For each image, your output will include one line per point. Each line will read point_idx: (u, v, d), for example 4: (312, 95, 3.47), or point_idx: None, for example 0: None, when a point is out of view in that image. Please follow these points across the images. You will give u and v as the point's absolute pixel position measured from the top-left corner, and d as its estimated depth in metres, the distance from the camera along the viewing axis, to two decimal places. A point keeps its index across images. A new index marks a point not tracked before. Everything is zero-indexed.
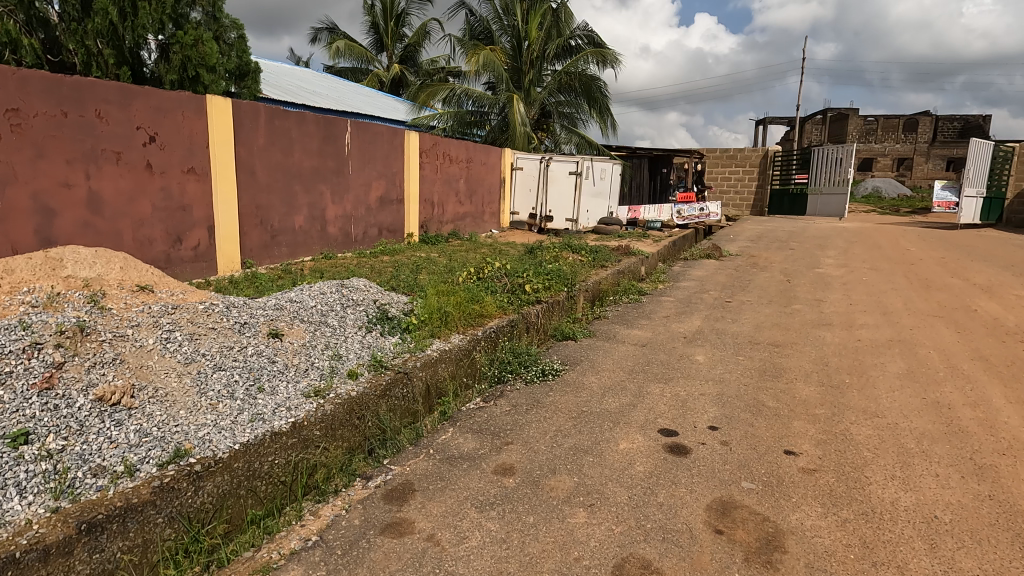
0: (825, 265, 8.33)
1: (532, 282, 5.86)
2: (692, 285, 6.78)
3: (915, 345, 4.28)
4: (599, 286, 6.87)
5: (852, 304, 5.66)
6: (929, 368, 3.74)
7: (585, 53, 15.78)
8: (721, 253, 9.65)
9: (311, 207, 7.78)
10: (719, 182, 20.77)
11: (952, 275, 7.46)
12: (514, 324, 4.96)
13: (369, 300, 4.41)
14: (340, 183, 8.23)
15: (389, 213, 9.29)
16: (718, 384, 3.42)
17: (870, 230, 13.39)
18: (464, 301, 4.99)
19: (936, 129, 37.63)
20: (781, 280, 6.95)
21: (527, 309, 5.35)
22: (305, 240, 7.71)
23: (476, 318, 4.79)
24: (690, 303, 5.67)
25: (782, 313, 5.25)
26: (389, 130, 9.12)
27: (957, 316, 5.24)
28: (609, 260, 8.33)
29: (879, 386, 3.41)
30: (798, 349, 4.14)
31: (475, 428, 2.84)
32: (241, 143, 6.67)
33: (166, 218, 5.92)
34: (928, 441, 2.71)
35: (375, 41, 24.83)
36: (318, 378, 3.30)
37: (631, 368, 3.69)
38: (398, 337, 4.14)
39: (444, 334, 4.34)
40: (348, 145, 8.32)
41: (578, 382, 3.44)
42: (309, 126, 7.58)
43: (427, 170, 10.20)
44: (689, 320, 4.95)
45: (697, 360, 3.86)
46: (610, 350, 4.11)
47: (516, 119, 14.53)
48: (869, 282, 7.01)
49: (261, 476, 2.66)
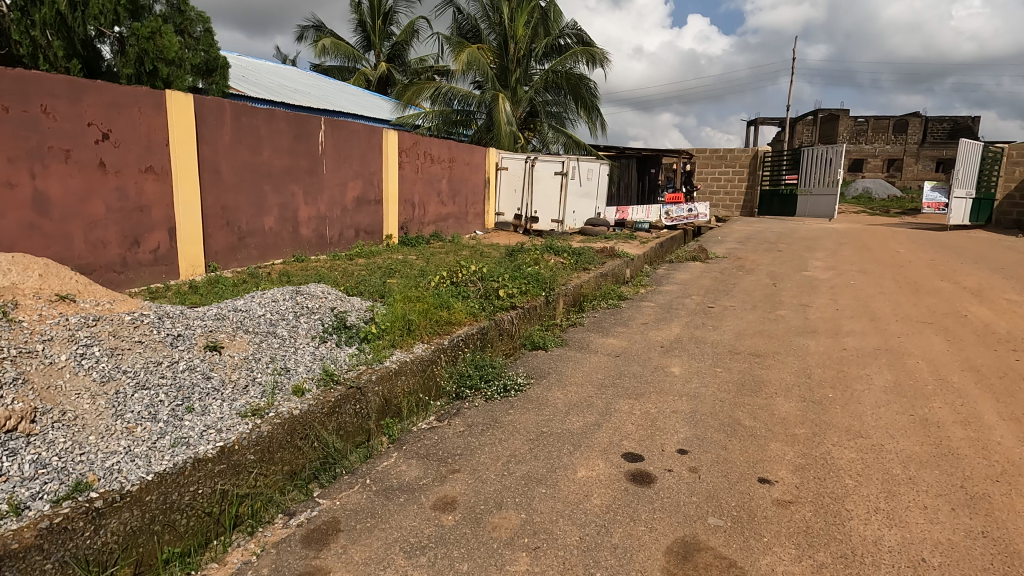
0: (813, 267, 8.14)
1: (507, 287, 5.61)
2: (675, 289, 6.56)
3: (904, 354, 4.06)
4: (579, 290, 6.64)
5: (838, 309, 5.45)
6: (917, 381, 3.52)
7: (574, 51, 15.53)
8: (707, 255, 9.44)
9: (282, 208, 7.49)
10: (709, 182, 20.64)
11: (942, 278, 7.28)
12: (484, 332, 4.72)
13: (326, 308, 4.14)
14: (313, 183, 7.94)
15: (366, 214, 9.01)
16: (692, 400, 3.18)
17: (860, 231, 13.25)
18: (432, 308, 4.74)
19: (926, 129, 37.74)
20: (766, 284, 6.74)
21: (499, 316, 5.09)
22: (275, 242, 7.42)
23: (443, 326, 4.54)
24: (671, 309, 5.45)
25: (766, 319, 5.03)
26: (366, 128, 8.83)
27: (947, 322, 5.04)
28: (592, 263, 8.10)
29: (865, 402, 3.18)
30: (780, 359, 3.92)
31: (421, 453, 2.58)
32: (204, 140, 6.38)
33: (121, 220, 5.62)
34: (916, 466, 2.48)
35: (363, 40, 24.52)
36: (258, 395, 3.03)
37: (601, 381, 3.44)
38: (355, 348, 3.88)
39: (406, 344, 4.08)
40: (322, 144, 8.04)
41: (542, 397, 3.20)
42: (279, 124, 7.30)
43: (408, 170, 9.93)
44: (667, 327, 4.73)
45: (672, 372, 3.62)
46: (582, 361, 3.87)
47: (501, 119, 14.23)
48: (857, 285, 6.81)
49: (182, 508, 2.40)
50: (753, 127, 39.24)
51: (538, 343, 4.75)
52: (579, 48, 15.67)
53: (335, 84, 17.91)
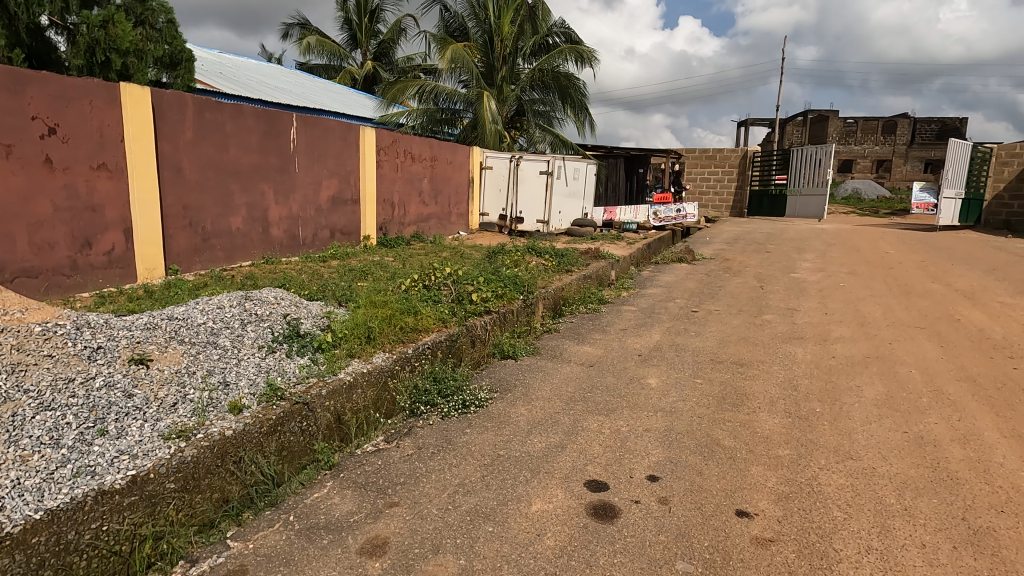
0: (801, 269, 7.92)
1: (481, 290, 5.33)
2: (659, 292, 6.30)
3: (897, 363, 3.81)
4: (560, 293, 6.39)
5: (827, 314, 5.20)
6: (911, 393, 3.27)
7: (561, 49, 15.28)
8: (694, 256, 9.19)
9: (250, 208, 7.16)
10: (699, 183, 20.46)
11: (933, 280, 7.08)
12: (454, 339, 4.44)
13: (277, 314, 3.83)
14: (284, 182, 7.62)
15: (342, 214, 8.69)
16: (668, 417, 2.90)
17: (849, 232, 13.08)
18: (396, 314, 4.46)
19: (914, 131, 37.88)
20: (753, 287, 6.50)
21: (470, 321, 4.82)
22: (243, 243, 7.10)
23: (408, 334, 4.26)
24: (652, 313, 5.19)
25: (752, 325, 4.77)
26: (342, 125, 8.51)
27: (940, 327, 4.81)
28: (574, 264, 7.83)
29: (855, 417, 2.92)
30: (765, 368, 3.66)
31: (358, 483, 2.28)
32: (164, 136, 6.05)
33: (70, 220, 5.27)
34: (911, 494, 2.22)
35: (349, 38, 24.16)
36: (187, 414, 2.74)
37: (571, 396, 3.16)
38: (308, 358, 3.58)
39: (365, 354, 3.79)
40: (294, 142, 7.72)
41: (504, 415, 2.91)
42: (247, 120, 6.97)
43: (386, 169, 9.62)
44: (647, 334, 4.46)
45: (648, 384, 3.35)
46: (552, 372, 3.59)
47: (486, 117, 13.94)
48: (846, 287, 6.59)
49: (81, 548, 2.10)
50: (743, 127, 39.23)
51: (512, 351, 4.44)
52: (567, 46, 15.43)
53: (318, 82, 17.54)
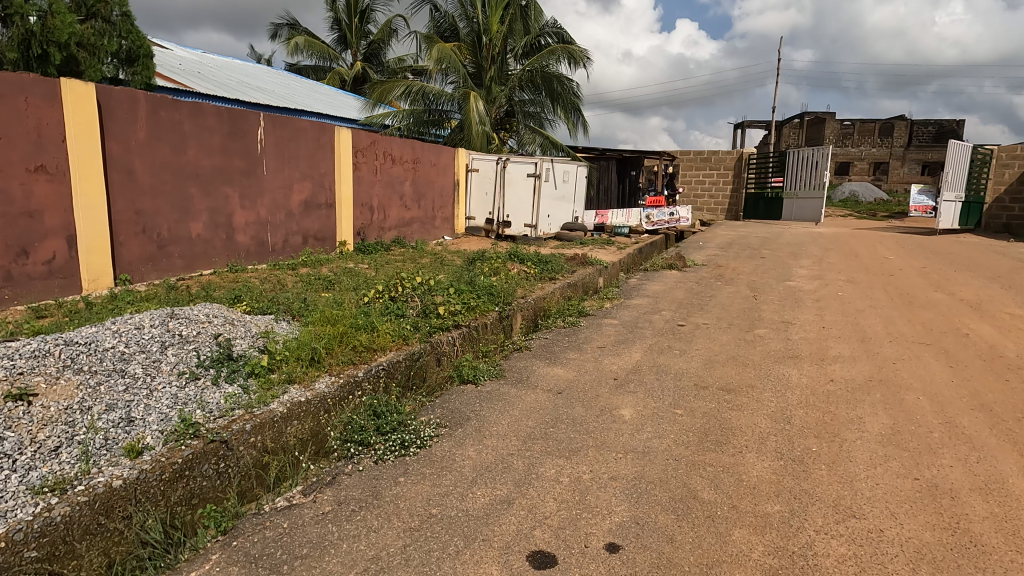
0: (797, 276, 7.52)
1: (450, 303, 4.94)
2: (645, 303, 5.89)
3: (903, 387, 3.41)
4: (540, 303, 6.02)
5: (824, 328, 4.80)
6: (920, 426, 2.86)
7: (553, 49, 14.93)
8: (685, 262, 8.79)
9: (212, 212, 6.73)
10: (694, 185, 20.12)
11: (936, 288, 6.69)
12: (415, 358, 4.05)
13: (206, 335, 3.41)
14: (250, 185, 7.20)
15: (315, 218, 8.26)
16: (639, 461, 2.48)
17: (846, 236, 12.73)
18: (349, 330, 4.06)
19: (911, 133, 37.65)
20: (746, 297, 6.09)
21: (435, 337, 4.42)
22: (204, 251, 6.66)
23: (361, 354, 3.85)
24: (635, 328, 4.77)
25: (742, 342, 4.36)
26: (315, 126, 8.08)
27: (947, 343, 4.41)
28: (558, 271, 7.44)
29: (857, 459, 2.52)
30: (756, 396, 3.25)
31: (249, 555, 1.86)
32: (113, 137, 5.63)
33: (3, 227, 4.84)
34: (929, 570, 1.81)
35: (339, 38, 23.74)
36: (70, 459, 2.33)
37: (530, 433, 2.73)
38: (237, 385, 3.16)
39: (307, 378, 3.38)
40: (262, 143, 7.30)
41: (447, 459, 2.48)
42: (208, 119, 6.55)
43: (364, 172, 9.21)
44: (627, 353, 4.04)
45: (622, 417, 2.93)
46: (514, 400, 3.18)
47: (473, 117, 13.52)
48: (845, 297, 6.20)
49: None
50: (739, 130, 39.04)
51: (469, 376, 4.04)
52: (558, 46, 15.08)
53: (304, 82, 17.12)
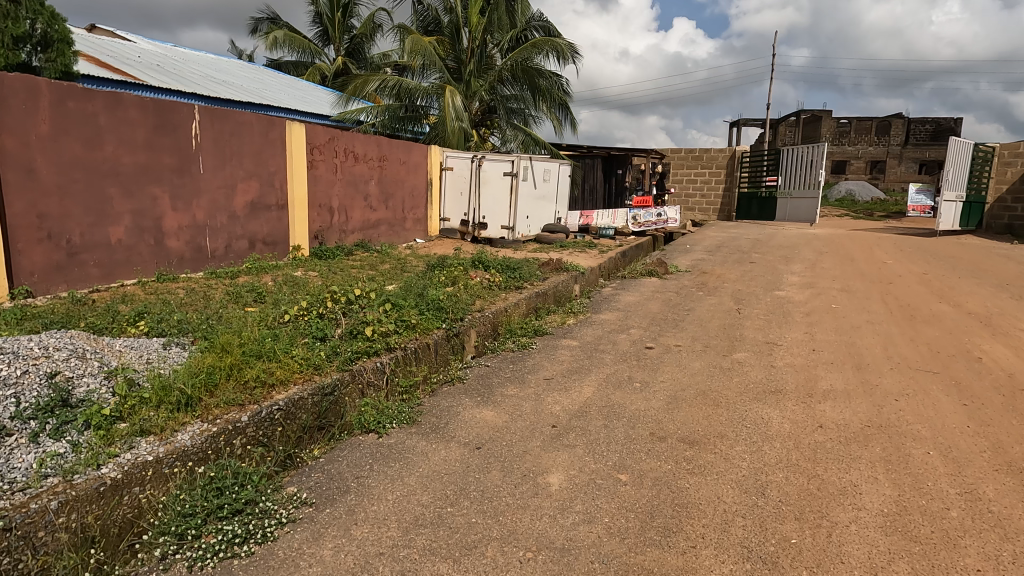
0: (787, 284, 6.86)
1: (382, 321, 4.28)
2: (613, 318, 5.21)
3: (908, 438, 2.75)
4: (497, 317, 5.37)
5: (813, 351, 4.14)
6: (933, 501, 2.21)
7: (536, 41, 14.12)
8: (666, 268, 8.12)
9: (136, 215, 6.04)
10: (685, 185, 19.47)
11: (940, 298, 6.05)
12: (326, 392, 3.42)
13: (34, 375, 2.73)
14: (183, 184, 6.50)
15: (263, 220, 7.58)
16: (553, 567, 1.81)
17: (841, 237, 12.10)
18: (243, 361, 3.38)
19: (908, 131, 37.10)
20: (728, 310, 5.42)
21: (357, 363, 3.77)
22: (126, 258, 5.97)
23: (253, 391, 3.18)
24: (594, 352, 4.09)
25: (716, 370, 3.70)
26: (262, 120, 7.38)
27: (959, 370, 3.75)
28: (526, 280, 6.75)
29: (849, 561, 1.85)
30: (723, 452, 2.58)
31: None
32: (7, 130, 4.93)
33: None
34: None
35: (321, 32, 22.98)
36: None
37: (418, 516, 2.06)
38: (62, 441, 2.47)
39: (166, 427, 2.71)
40: (197, 138, 6.61)
41: (287, 566, 1.81)
42: (128, 112, 5.84)
43: (322, 170, 8.51)
44: (576, 389, 3.35)
45: (547, 489, 2.25)
46: (417, 459, 2.50)
47: (448, 112, 12.74)
48: (839, 309, 5.56)
49: None
50: (735, 128, 38.43)
51: (375, 423, 3.39)
52: (542, 38, 14.24)
53: (278, 77, 16.38)
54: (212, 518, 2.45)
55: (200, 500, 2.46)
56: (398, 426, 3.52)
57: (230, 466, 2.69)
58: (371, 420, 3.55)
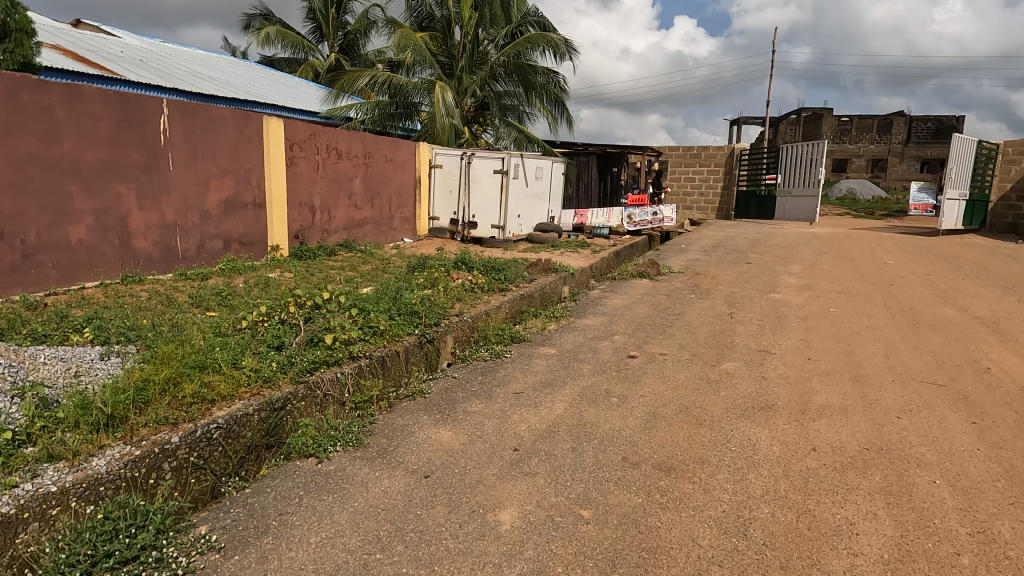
0: (784, 286, 6.56)
1: (346, 326, 3.99)
2: (597, 323, 4.92)
3: (911, 464, 2.46)
4: (475, 321, 5.08)
5: (808, 360, 3.84)
6: (942, 545, 1.92)
7: (530, 37, 13.74)
8: (658, 269, 7.83)
9: (99, 213, 5.75)
10: (682, 183, 19.17)
11: (943, 302, 5.75)
12: (275, 407, 3.14)
13: None
14: (151, 182, 6.20)
15: (239, 219, 7.28)
16: None
17: (841, 236, 11.79)
18: (181, 375, 3.08)
19: (910, 129, 36.70)
20: (720, 315, 5.12)
21: (314, 375, 3.49)
22: (89, 259, 5.68)
23: (189, 408, 2.89)
24: (571, 362, 3.79)
25: (703, 383, 3.41)
26: (236, 114, 7.09)
27: (966, 383, 3.45)
28: (510, 281, 6.45)
29: None
30: (703, 482, 2.28)
31: None
32: None
33: None
34: None
35: (315, 29, 22.71)
36: None
37: (342, 567, 1.77)
38: None
39: (80, 450, 2.43)
40: (166, 133, 6.31)
41: None
42: (88, 105, 5.54)
43: (302, 167, 8.20)
44: (546, 406, 3.05)
45: (496, 530, 1.95)
46: (355, 491, 2.20)
47: (438, 109, 12.43)
48: (838, 313, 5.27)
49: None
50: (736, 127, 38.10)
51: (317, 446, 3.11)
52: (537, 33, 13.85)
53: (268, 73, 16.05)
54: (104, 567, 2.15)
55: (96, 544, 2.16)
56: (354, 445, 3.25)
57: (143, 500, 2.39)
58: (324, 437, 3.27)
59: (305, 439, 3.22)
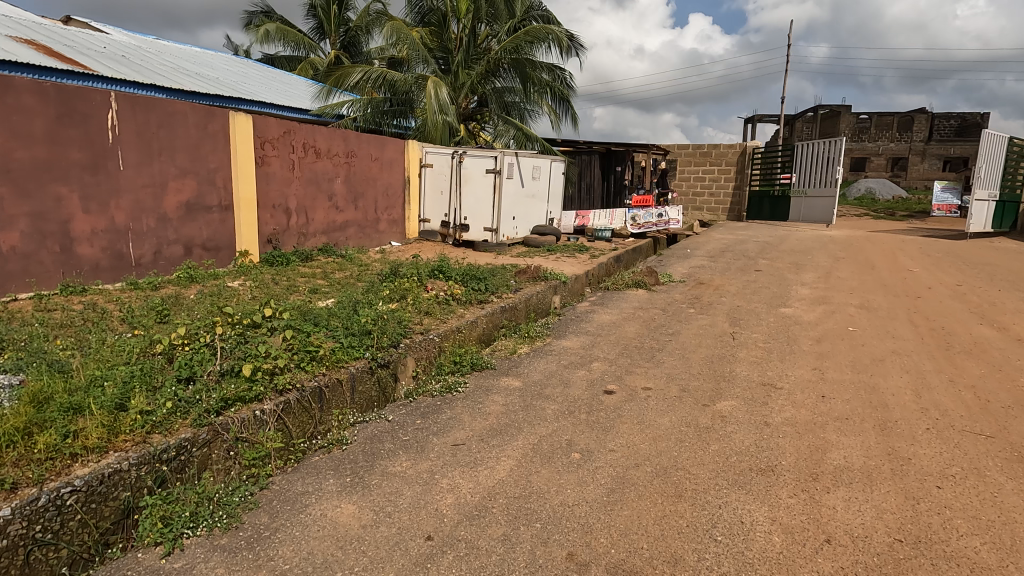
0: (796, 299, 5.87)
1: (273, 351, 3.35)
2: (577, 344, 4.30)
3: (959, 569, 1.82)
4: (440, 341, 4.45)
5: (823, 400, 3.16)
6: None
7: (531, 29, 13.00)
8: (657, 278, 7.16)
9: (35, 217, 5.23)
10: (692, 182, 18.40)
11: (979, 319, 5.04)
12: (160, 460, 2.56)
13: None
14: (99, 183, 5.70)
15: (202, 223, 6.76)
16: None
17: (861, 240, 10.99)
18: (40, 424, 2.49)
19: (932, 127, 35.42)
20: (720, 336, 4.46)
21: (223, 416, 2.89)
22: (23, 268, 5.16)
23: (38, 466, 2.31)
24: (534, 401, 3.15)
25: (689, 433, 2.76)
26: (198, 110, 6.57)
27: (1022, 434, 2.76)
28: (492, 292, 5.81)
29: None
30: None
31: None
32: None
33: None
34: None
35: (317, 26, 22.26)
36: None
37: None
38: None
39: None
40: (114, 130, 5.80)
41: None
42: (21, 99, 5.04)
43: (275, 166, 7.66)
44: (487, 467, 2.47)
45: None
46: None
47: (431, 104, 11.83)
48: (857, 334, 4.57)
49: None
50: (750, 124, 37.11)
51: (180, 525, 2.48)
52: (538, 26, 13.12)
53: (261, 70, 15.57)
54: None
55: None
56: (233, 522, 2.60)
57: None
58: (192, 512, 2.59)
59: (150, 523, 2.48)
